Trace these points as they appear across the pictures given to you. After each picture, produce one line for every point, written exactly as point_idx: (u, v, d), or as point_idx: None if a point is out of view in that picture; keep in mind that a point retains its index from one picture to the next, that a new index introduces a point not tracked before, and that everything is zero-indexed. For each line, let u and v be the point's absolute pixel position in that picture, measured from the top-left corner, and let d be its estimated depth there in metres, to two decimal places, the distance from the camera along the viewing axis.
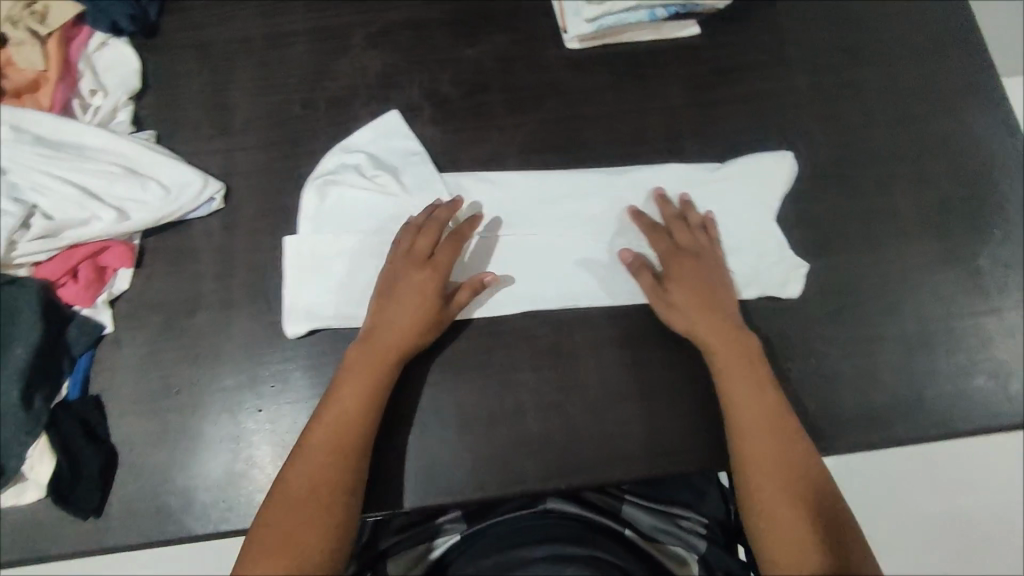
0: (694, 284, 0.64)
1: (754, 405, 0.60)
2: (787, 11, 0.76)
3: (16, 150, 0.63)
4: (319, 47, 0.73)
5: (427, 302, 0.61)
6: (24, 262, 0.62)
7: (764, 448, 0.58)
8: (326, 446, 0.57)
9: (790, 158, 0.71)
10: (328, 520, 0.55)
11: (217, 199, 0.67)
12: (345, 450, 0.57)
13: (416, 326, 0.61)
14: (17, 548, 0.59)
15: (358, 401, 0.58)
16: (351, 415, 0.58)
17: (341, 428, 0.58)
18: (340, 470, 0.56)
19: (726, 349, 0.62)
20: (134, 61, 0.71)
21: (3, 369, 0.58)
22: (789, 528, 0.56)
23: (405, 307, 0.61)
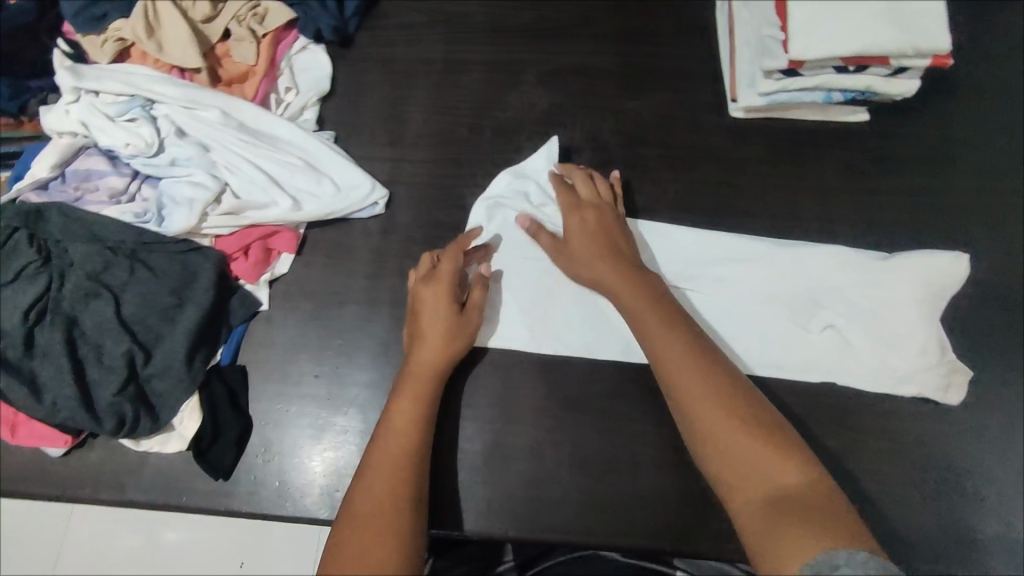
0: (603, 241, 0.65)
1: (672, 344, 0.57)
2: (970, 107, 0.73)
3: (223, 132, 0.69)
4: (492, 77, 0.77)
5: (446, 312, 0.63)
6: (209, 233, 0.68)
7: (694, 386, 0.55)
8: (383, 463, 0.57)
9: (966, 260, 0.65)
10: (397, 540, 0.53)
11: (380, 204, 0.71)
12: (404, 469, 0.57)
13: (444, 339, 0.62)
14: (154, 493, 0.63)
15: (405, 418, 0.59)
16: (400, 430, 0.59)
17: (397, 444, 0.58)
18: (398, 487, 0.56)
19: (637, 293, 0.61)
20: (327, 66, 0.77)
21: (176, 326, 0.64)
22: (747, 465, 0.51)
23: (428, 326, 0.63)
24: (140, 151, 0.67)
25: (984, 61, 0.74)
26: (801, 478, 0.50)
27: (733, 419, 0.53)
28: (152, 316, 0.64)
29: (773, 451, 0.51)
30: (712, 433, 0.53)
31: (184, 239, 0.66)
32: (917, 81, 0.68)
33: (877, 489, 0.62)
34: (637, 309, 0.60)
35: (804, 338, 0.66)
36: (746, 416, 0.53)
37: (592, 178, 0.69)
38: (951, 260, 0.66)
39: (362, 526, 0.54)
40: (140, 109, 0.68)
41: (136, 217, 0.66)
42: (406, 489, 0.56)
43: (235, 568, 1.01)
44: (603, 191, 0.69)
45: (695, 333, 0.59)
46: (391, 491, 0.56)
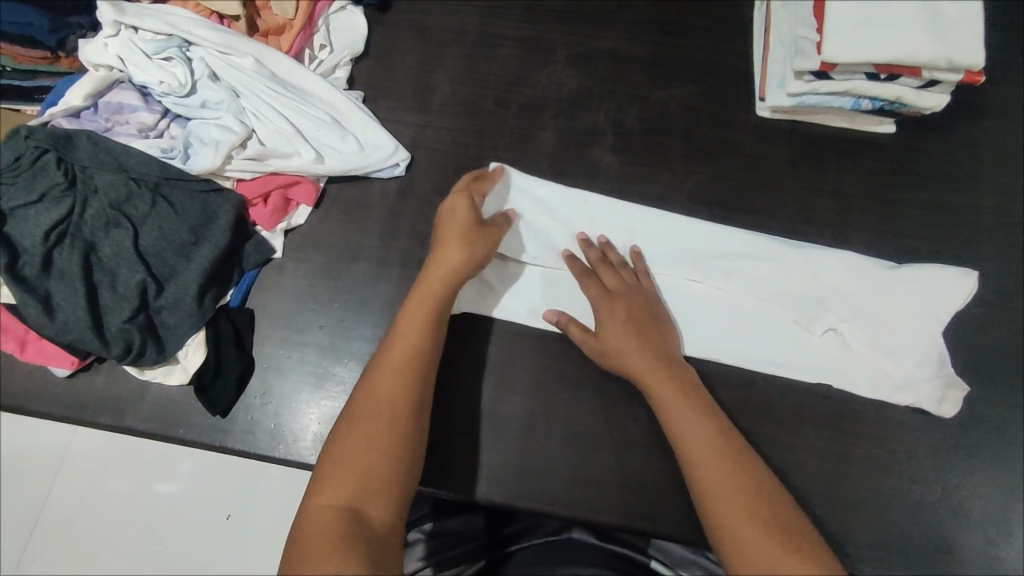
0: (633, 311, 0.64)
1: (702, 430, 0.57)
2: (996, 127, 0.73)
3: (255, 80, 0.71)
4: (524, 54, 0.77)
5: (468, 219, 0.65)
6: (231, 176, 0.69)
7: (719, 474, 0.55)
8: (391, 373, 0.57)
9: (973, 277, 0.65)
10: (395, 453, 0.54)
11: (400, 166, 0.72)
12: (409, 378, 0.57)
13: (464, 238, 0.63)
14: (153, 423, 0.65)
15: (414, 332, 0.59)
16: (408, 345, 0.59)
17: (405, 356, 0.58)
18: (402, 398, 0.56)
19: (664, 371, 0.60)
20: (362, 29, 0.78)
21: (191, 263, 0.65)
22: (765, 565, 0.50)
23: (449, 229, 0.64)
24: (172, 91, 0.68)
25: (1016, 83, 0.74)
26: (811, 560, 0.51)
27: (756, 514, 0.53)
28: (169, 250, 0.65)
29: (795, 548, 0.51)
30: (733, 525, 0.53)
31: (206, 179, 0.67)
32: (948, 95, 0.68)
33: (863, 494, 0.62)
34: (662, 398, 0.59)
35: (803, 340, 0.67)
36: (760, 500, 0.54)
37: (617, 260, 0.68)
38: (960, 277, 0.65)
39: (361, 434, 0.55)
40: (176, 49, 0.69)
41: (161, 152, 0.67)
42: (409, 403, 0.57)
43: (226, 516, 1.02)
44: (627, 278, 0.67)
45: (712, 408, 0.59)
46: (393, 405, 0.56)
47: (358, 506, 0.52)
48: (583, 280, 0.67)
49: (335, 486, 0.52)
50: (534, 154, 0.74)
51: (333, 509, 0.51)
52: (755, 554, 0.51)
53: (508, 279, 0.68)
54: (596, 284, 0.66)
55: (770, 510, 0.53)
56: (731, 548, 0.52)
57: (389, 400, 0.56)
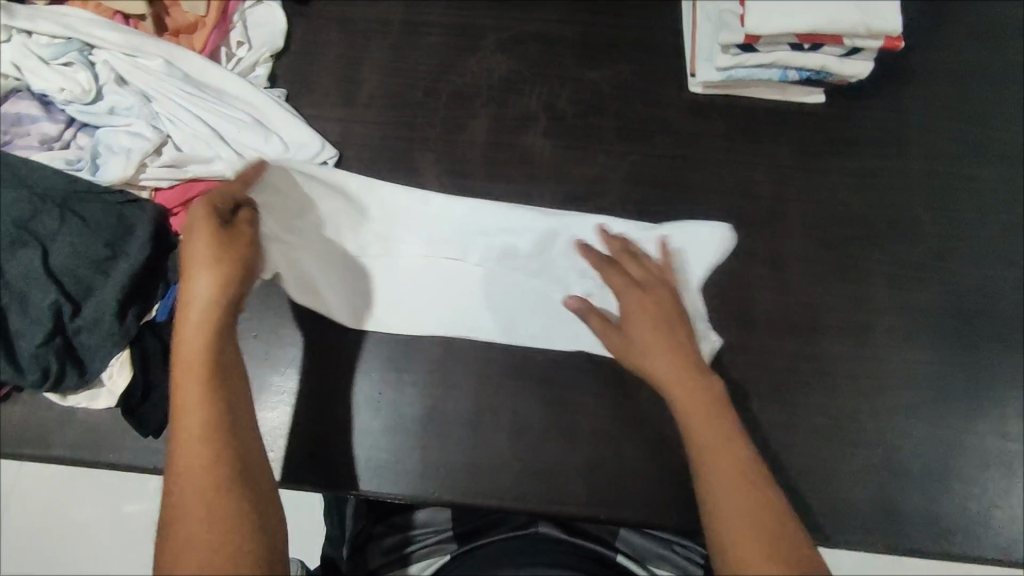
0: (656, 300, 0.60)
1: (705, 410, 0.53)
2: (919, 92, 0.74)
3: (166, 83, 0.67)
4: (451, 41, 0.75)
5: (212, 239, 0.52)
6: (148, 184, 0.66)
7: (723, 456, 0.50)
8: (192, 432, 0.47)
9: (726, 230, 0.67)
10: (236, 519, 0.45)
11: (329, 164, 0.70)
12: (211, 429, 0.47)
13: (215, 269, 0.51)
14: (81, 449, 0.62)
15: (197, 379, 0.48)
16: (195, 392, 0.48)
17: (196, 401, 0.48)
18: (215, 454, 0.46)
19: (676, 355, 0.56)
20: (281, 23, 0.74)
21: (108, 281, 0.62)
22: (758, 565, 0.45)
23: (196, 249, 0.51)
24: (76, 98, 0.64)
25: (936, 47, 0.75)
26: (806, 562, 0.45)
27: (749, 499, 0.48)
28: (84, 268, 0.61)
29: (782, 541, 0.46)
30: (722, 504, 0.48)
31: (121, 190, 0.64)
32: (871, 62, 0.69)
33: (809, 463, 0.63)
34: (671, 372, 0.55)
35: (746, 316, 0.67)
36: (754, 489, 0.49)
37: (643, 254, 0.65)
38: (713, 231, 0.67)
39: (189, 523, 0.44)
40: (77, 54, 0.65)
41: (67, 164, 0.64)
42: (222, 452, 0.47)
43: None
44: (652, 268, 0.64)
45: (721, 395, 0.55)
46: (217, 468, 0.46)
47: None
48: (602, 265, 0.64)
49: None
50: (466, 144, 0.72)
51: None
52: (747, 550, 0.46)
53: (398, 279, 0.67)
54: (619, 271, 0.63)
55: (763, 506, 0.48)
56: (716, 528, 0.48)
57: (200, 466, 0.46)
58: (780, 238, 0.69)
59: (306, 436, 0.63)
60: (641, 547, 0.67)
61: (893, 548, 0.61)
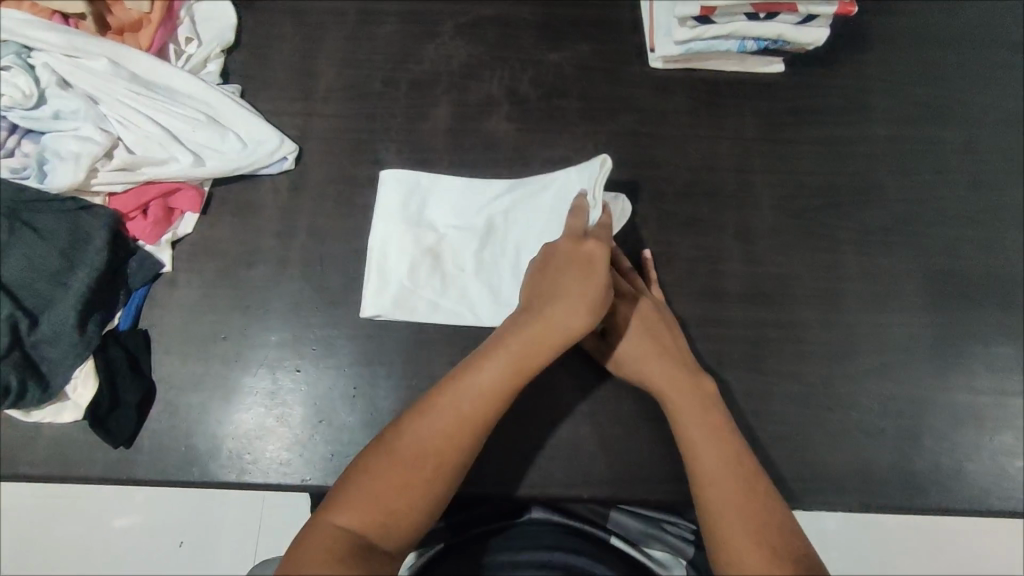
0: (644, 318, 0.61)
1: (694, 408, 0.55)
2: (876, 58, 0.74)
3: (113, 83, 0.65)
4: (407, 29, 0.74)
5: (600, 279, 0.55)
6: (101, 190, 0.64)
7: (719, 467, 0.52)
8: (460, 408, 0.51)
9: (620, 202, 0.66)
10: (426, 491, 0.49)
11: (289, 160, 0.68)
12: (477, 418, 0.51)
13: (591, 302, 0.54)
14: (51, 464, 0.60)
15: (500, 380, 0.52)
16: (494, 394, 0.52)
17: (486, 398, 0.51)
18: (463, 443, 0.50)
19: (666, 362, 0.58)
20: (230, 17, 0.73)
21: (66, 291, 0.60)
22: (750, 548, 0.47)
23: (572, 279, 0.55)
24: (16, 104, 0.61)
25: (890, 13, 0.76)
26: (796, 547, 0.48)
27: (753, 510, 0.49)
28: (40, 279, 0.60)
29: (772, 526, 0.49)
30: (723, 515, 0.50)
31: (72, 197, 0.62)
32: (826, 29, 0.68)
33: (784, 429, 0.64)
34: (666, 386, 0.57)
35: (715, 288, 0.67)
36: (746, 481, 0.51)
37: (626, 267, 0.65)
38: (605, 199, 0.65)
39: (402, 464, 0.49)
40: (15, 56, 0.62)
41: (12, 172, 0.61)
42: (465, 437, 0.50)
43: (172, 548, 0.85)
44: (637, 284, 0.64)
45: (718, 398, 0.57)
46: (444, 438, 0.50)
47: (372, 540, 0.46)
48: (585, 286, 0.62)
49: (357, 512, 0.47)
50: (428, 132, 0.71)
51: (346, 534, 0.46)
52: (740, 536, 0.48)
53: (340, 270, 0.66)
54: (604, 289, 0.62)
55: (756, 496, 0.50)
56: (716, 539, 0.49)
57: (442, 431, 0.50)
58: (747, 210, 0.70)
59: (280, 435, 0.62)
60: (636, 530, 0.67)
61: (870, 507, 0.62)
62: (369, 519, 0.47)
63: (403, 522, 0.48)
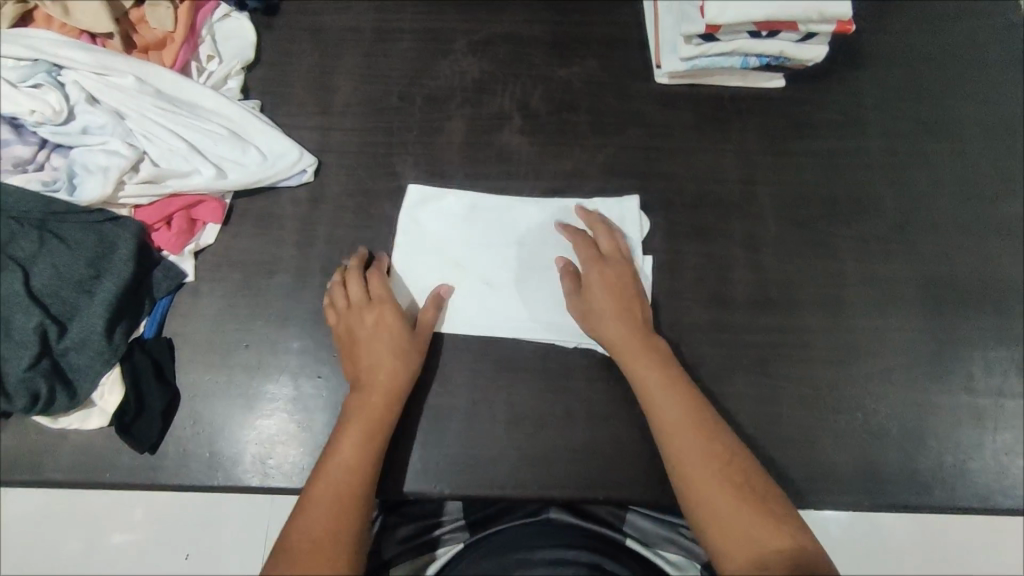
0: (610, 292, 0.64)
1: (670, 398, 0.59)
2: (871, 73, 0.78)
3: (140, 100, 0.67)
4: (422, 47, 0.77)
5: (399, 335, 0.62)
6: (127, 203, 0.66)
7: (698, 448, 0.56)
8: (332, 490, 0.54)
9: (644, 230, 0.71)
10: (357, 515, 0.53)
11: (308, 172, 0.70)
12: (350, 489, 0.55)
13: (397, 352, 0.61)
14: (76, 472, 0.62)
15: (353, 450, 0.57)
16: (353, 465, 0.56)
17: (347, 469, 0.56)
18: (348, 517, 0.53)
19: (640, 348, 0.61)
20: (250, 35, 0.75)
21: (93, 300, 0.61)
22: (738, 530, 0.52)
23: (372, 344, 0.61)
24: (47, 119, 0.62)
25: (885, 30, 0.79)
26: (784, 533, 0.51)
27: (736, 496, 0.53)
28: (68, 289, 0.61)
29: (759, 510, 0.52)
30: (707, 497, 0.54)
31: (100, 209, 0.64)
32: (825, 46, 0.72)
33: (793, 431, 0.66)
34: (645, 370, 0.60)
35: (725, 294, 0.70)
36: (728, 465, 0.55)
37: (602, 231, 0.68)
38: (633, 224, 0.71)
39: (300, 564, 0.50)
40: (45, 74, 0.64)
41: (43, 186, 0.62)
42: (348, 510, 0.53)
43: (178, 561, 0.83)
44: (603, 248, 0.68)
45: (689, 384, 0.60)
46: (329, 523, 0.52)
47: None
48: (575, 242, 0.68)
49: None
50: (443, 146, 0.73)
51: None
52: (726, 518, 0.52)
53: None
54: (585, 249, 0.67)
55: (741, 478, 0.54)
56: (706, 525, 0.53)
57: (326, 517, 0.53)
58: (752, 219, 0.72)
59: (300, 441, 0.63)
60: (649, 531, 0.68)
61: (878, 505, 0.64)
62: None
63: None
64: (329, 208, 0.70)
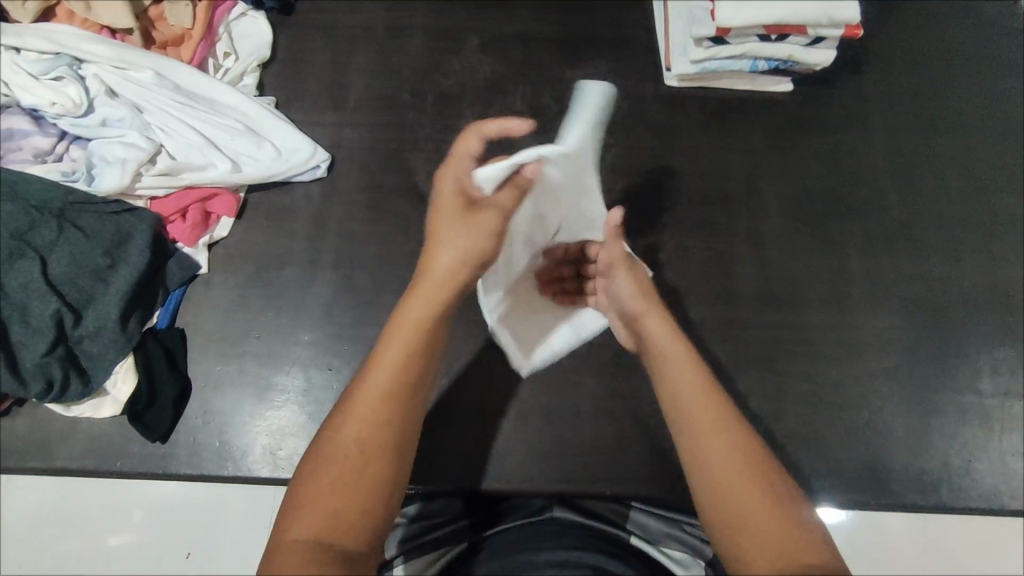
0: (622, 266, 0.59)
1: (686, 369, 0.51)
2: (877, 77, 0.78)
3: (159, 95, 0.68)
4: (434, 45, 0.78)
5: (478, 209, 0.53)
6: (144, 195, 0.67)
7: (704, 414, 0.48)
8: (387, 373, 0.46)
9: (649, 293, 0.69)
10: (395, 431, 0.45)
11: (321, 167, 0.71)
12: (406, 376, 0.46)
13: (477, 225, 0.52)
14: (88, 459, 0.62)
15: (415, 332, 0.48)
16: (412, 348, 0.47)
17: (406, 352, 0.47)
18: (403, 404, 0.46)
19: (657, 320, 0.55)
20: (266, 32, 0.76)
21: (109, 289, 0.62)
22: (748, 516, 0.43)
23: (448, 218, 0.52)
24: (67, 111, 0.64)
25: (891, 35, 0.80)
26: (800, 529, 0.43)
27: (750, 480, 0.45)
28: (84, 277, 0.62)
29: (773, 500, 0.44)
30: (718, 477, 0.45)
31: (116, 200, 0.64)
32: (833, 51, 0.73)
33: (799, 429, 0.66)
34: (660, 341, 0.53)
35: (733, 293, 0.70)
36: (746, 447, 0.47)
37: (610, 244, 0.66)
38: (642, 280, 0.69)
39: (337, 460, 0.43)
40: (68, 68, 0.65)
41: (63, 175, 0.64)
42: (399, 399, 0.46)
43: (179, 560, 0.82)
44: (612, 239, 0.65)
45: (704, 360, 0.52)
46: (377, 412, 0.45)
47: (331, 543, 0.40)
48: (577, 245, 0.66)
49: (310, 514, 0.41)
50: (454, 143, 0.74)
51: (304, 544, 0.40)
52: (738, 504, 0.44)
53: (373, 272, 0.69)
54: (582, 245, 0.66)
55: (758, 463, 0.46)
56: (712, 510, 0.45)
57: (375, 408, 0.45)
58: (760, 219, 0.73)
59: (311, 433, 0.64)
60: (650, 529, 0.61)
61: (884, 504, 0.64)
62: (322, 521, 0.41)
63: (361, 515, 0.42)
64: (341, 203, 0.71)
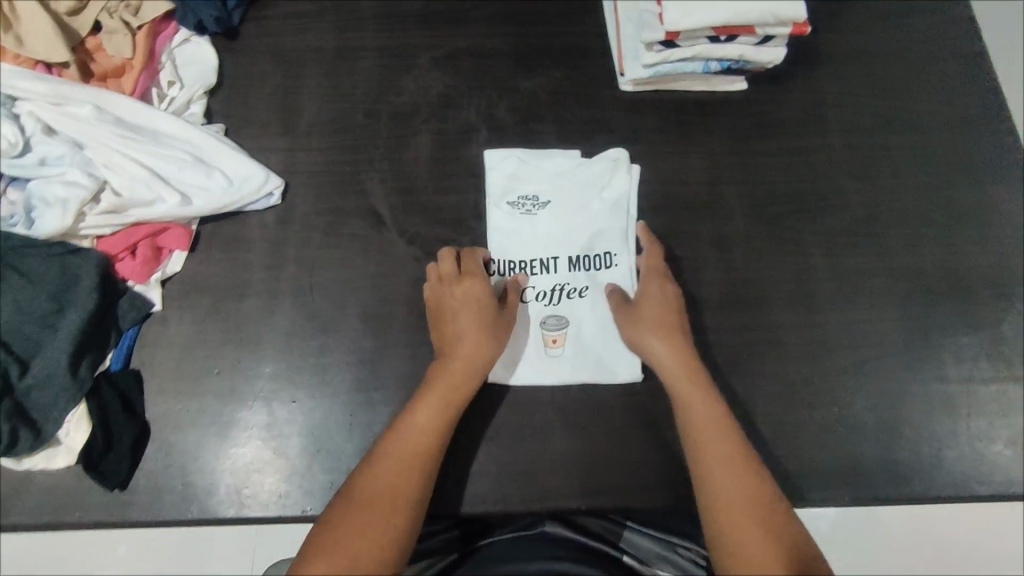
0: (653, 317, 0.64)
1: (705, 415, 0.59)
2: (829, 72, 0.79)
3: (99, 130, 0.66)
4: (385, 64, 0.77)
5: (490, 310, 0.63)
6: (90, 234, 0.65)
7: (715, 456, 0.57)
8: (408, 446, 0.57)
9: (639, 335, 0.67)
10: (414, 491, 0.56)
11: (275, 195, 0.70)
12: (425, 445, 0.58)
13: (484, 326, 0.62)
14: (44, 512, 0.60)
15: (434, 411, 0.59)
16: (430, 427, 0.58)
17: (428, 428, 0.58)
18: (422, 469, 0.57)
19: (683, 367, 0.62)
20: (211, 57, 0.74)
21: (57, 335, 0.60)
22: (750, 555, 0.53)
23: (468, 318, 0.62)
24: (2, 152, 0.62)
25: (841, 30, 0.81)
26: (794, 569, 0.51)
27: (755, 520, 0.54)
28: (30, 323, 0.60)
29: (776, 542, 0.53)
30: (727, 510, 0.55)
31: (60, 242, 0.62)
32: (782, 48, 0.73)
33: (772, 430, 0.66)
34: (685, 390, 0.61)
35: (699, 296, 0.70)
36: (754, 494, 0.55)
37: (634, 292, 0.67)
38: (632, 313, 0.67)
39: (360, 517, 0.54)
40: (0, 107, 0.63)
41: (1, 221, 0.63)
42: (418, 464, 0.57)
43: None
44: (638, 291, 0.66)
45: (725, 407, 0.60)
46: (398, 473, 0.56)
47: None
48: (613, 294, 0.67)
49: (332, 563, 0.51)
50: (411, 161, 0.73)
51: None
52: (743, 544, 0.53)
53: (333, 299, 0.67)
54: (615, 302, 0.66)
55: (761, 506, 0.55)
56: (720, 541, 0.54)
57: (394, 473, 0.56)
58: (721, 221, 0.73)
59: (276, 467, 0.62)
60: (647, 550, 0.64)
61: (860, 499, 0.64)
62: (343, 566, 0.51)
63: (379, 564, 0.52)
64: (298, 230, 0.70)
